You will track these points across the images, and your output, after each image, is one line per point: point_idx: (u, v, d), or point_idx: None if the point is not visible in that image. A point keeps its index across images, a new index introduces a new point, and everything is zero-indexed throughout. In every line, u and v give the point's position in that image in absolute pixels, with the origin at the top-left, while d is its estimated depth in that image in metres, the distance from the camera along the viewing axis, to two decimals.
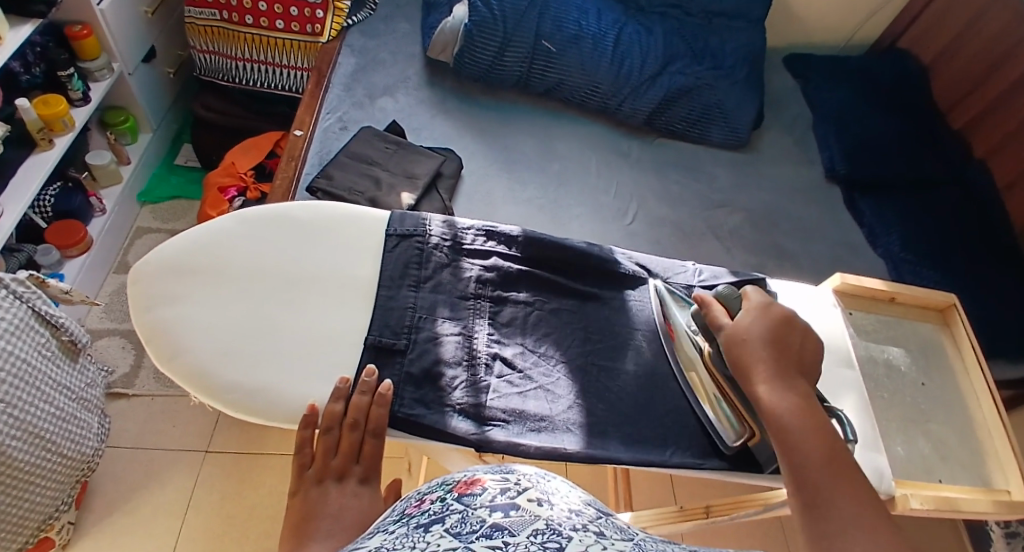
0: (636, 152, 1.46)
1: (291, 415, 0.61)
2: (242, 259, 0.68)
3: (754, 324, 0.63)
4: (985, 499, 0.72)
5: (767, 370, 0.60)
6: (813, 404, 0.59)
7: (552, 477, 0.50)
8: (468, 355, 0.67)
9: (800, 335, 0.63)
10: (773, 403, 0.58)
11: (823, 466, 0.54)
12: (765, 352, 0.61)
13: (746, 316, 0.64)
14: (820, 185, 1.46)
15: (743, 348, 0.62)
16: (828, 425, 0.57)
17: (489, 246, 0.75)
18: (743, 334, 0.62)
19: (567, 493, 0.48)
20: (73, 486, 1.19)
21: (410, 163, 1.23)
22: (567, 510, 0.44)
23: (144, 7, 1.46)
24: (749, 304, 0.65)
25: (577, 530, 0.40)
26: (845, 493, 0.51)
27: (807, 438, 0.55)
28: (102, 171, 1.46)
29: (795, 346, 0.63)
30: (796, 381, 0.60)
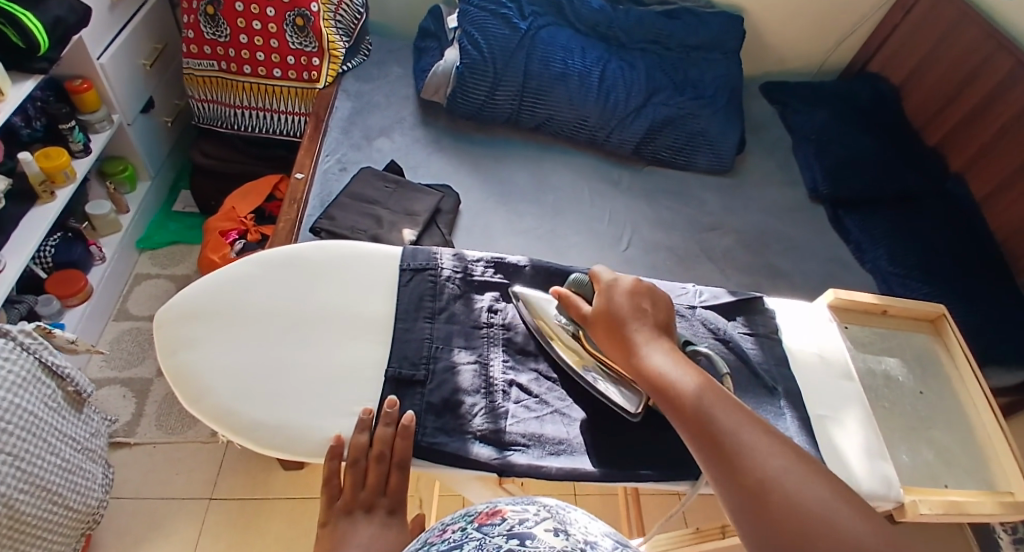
0: (626, 181, 1.50)
1: (316, 449, 0.62)
2: (259, 301, 0.70)
3: (611, 302, 0.67)
4: (990, 502, 0.75)
5: (636, 338, 0.63)
6: (681, 353, 0.63)
7: (574, 508, 0.54)
8: (485, 383, 0.69)
9: (654, 300, 0.67)
10: (650, 364, 0.61)
11: (710, 402, 0.57)
12: (630, 321, 0.65)
13: (602, 297, 0.68)
14: (805, 206, 1.51)
15: (613, 326, 0.65)
16: (701, 369, 0.61)
17: (499, 276, 0.77)
18: (607, 316, 0.66)
19: (587, 523, 0.52)
20: (78, 538, 1.18)
21: (409, 201, 1.26)
22: (582, 541, 0.48)
23: (142, 60, 1.50)
24: (601, 283, 0.69)
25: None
26: (740, 420, 0.55)
27: (689, 383, 0.59)
28: (102, 220, 1.48)
29: (652, 310, 0.66)
30: (664, 340, 0.63)
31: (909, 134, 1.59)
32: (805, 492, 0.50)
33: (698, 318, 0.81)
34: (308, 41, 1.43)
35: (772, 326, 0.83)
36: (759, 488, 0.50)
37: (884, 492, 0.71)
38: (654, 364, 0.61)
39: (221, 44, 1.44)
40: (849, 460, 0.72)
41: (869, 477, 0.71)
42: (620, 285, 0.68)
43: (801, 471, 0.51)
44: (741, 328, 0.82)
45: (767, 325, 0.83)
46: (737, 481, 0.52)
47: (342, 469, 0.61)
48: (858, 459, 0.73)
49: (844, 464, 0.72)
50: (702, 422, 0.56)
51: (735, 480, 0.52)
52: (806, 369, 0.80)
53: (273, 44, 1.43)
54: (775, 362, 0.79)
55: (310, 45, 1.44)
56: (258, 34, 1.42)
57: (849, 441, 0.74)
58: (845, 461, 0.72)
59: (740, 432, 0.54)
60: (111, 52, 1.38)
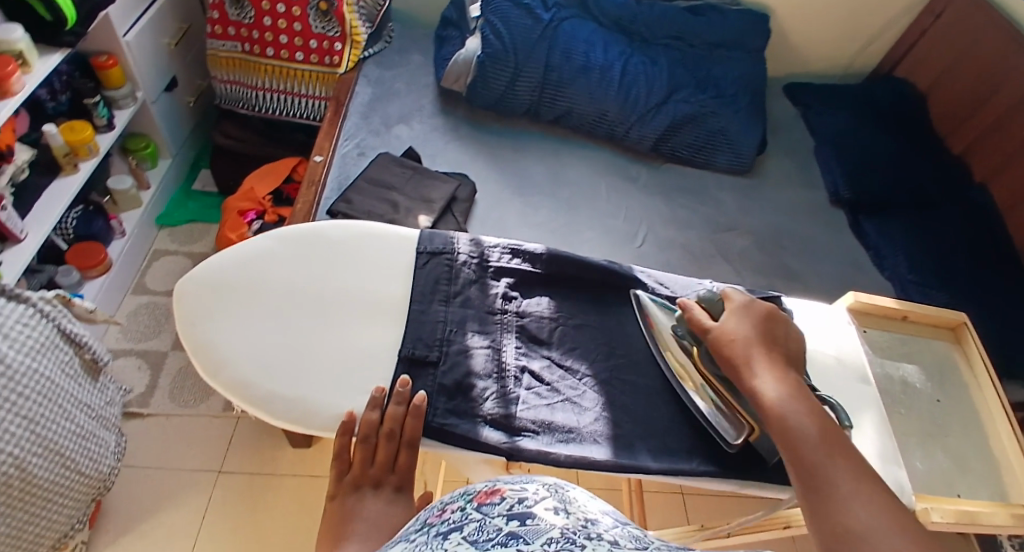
0: (644, 177, 1.50)
1: (329, 426, 0.62)
2: (278, 277, 0.70)
3: (739, 323, 0.65)
4: (1003, 513, 0.74)
5: (759, 362, 0.62)
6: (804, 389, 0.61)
7: (572, 487, 0.54)
8: (497, 367, 0.69)
9: (782, 328, 0.66)
10: (766, 389, 0.60)
11: (820, 446, 0.56)
12: (756, 346, 0.64)
13: (729, 317, 0.66)
14: (825, 209, 1.49)
15: (732, 348, 0.64)
16: (821, 410, 0.59)
17: (515, 263, 0.77)
18: (729, 335, 0.65)
19: (586, 503, 0.52)
20: (88, 503, 1.20)
21: (426, 188, 1.27)
22: (583, 519, 0.48)
23: (167, 39, 1.51)
24: (734, 304, 0.67)
25: (591, 538, 0.45)
26: (848, 472, 0.53)
27: (806, 421, 0.57)
28: (123, 195, 1.49)
29: (778, 336, 0.65)
30: (787, 370, 0.62)
31: (933, 141, 1.57)
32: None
33: None
34: (331, 26, 1.44)
35: None
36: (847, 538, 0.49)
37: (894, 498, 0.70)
38: (772, 390, 0.60)
39: (244, 26, 1.45)
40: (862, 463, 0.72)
41: None
42: (751, 309, 0.67)
43: (906, 536, 0.48)
44: None
45: None
46: (830, 531, 0.50)
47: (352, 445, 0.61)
48: (870, 462, 0.72)
49: None
50: (808, 463, 0.55)
51: (827, 529, 0.51)
52: (824, 370, 0.79)
53: (296, 27, 1.43)
54: None
55: (332, 30, 1.44)
56: (282, 16, 1.42)
57: (863, 444, 0.74)
58: None
59: (849, 485, 0.53)
60: (137, 30, 1.39)
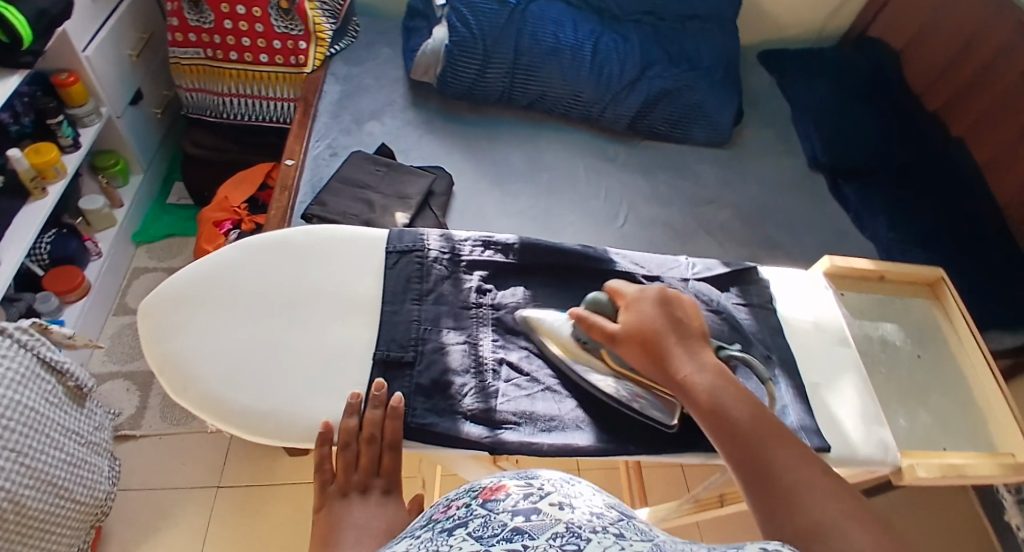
0: (622, 156, 1.49)
1: (306, 434, 0.62)
2: (246, 288, 0.69)
3: (640, 319, 0.64)
4: (989, 463, 0.74)
5: (675, 355, 0.61)
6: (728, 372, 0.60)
7: (577, 482, 0.54)
8: (475, 362, 0.68)
9: (687, 312, 0.65)
10: (695, 383, 0.59)
11: (760, 435, 0.55)
12: (666, 336, 0.62)
13: (629, 315, 0.65)
14: (805, 175, 1.49)
15: (645, 349, 0.62)
16: (747, 392, 0.58)
17: (487, 255, 0.77)
18: (636, 335, 0.63)
19: (590, 496, 0.52)
20: (88, 530, 1.19)
21: (401, 184, 1.26)
22: (589, 513, 0.47)
23: (128, 51, 1.48)
24: (628, 298, 0.66)
25: (598, 532, 0.44)
26: (791, 458, 0.52)
27: (737, 410, 0.57)
28: (97, 215, 1.47)
29: (686, 319, 0.64)
30: (706, 354, 0.61)
31: (909, 99, 1.56)
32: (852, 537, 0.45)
33: (692, 291, 0.80)
34: (294, 25, 1.41)
35: (767, 296, 0.81)
36: (804, 528, 0.47)
37: (879, 457, 0.70)
38: (698, 383, 0.59)
39: (205, 32, 1.42)
40: (845, 426, 0.72)
41: (865, 444, 0.71)
42: (647, 300, 0.65)
43: (853, 516, 0.47)
44: (734, 299, 0.81)
45: (762, 295, 0.81)
46: (784, 523, 0.48)
47: (333, 453, 0.61)
48: (854, 424, 0.72)
49: (839, 430, 0.71)
50: (749, 453, 0.54)
51: (781, 520, 0.49)
52: (801, 337, 0.79)
53: (258, 29, 1.41)
54: (769, 332, 0.78)
55: (295, 29, 1.41)
56: (242, 19, 1.40)
57: (845, 408, 0.74)
58: (840, 427, 0.72)
59: (795, 471, 0.52)
60: (96, 44, 1.37)
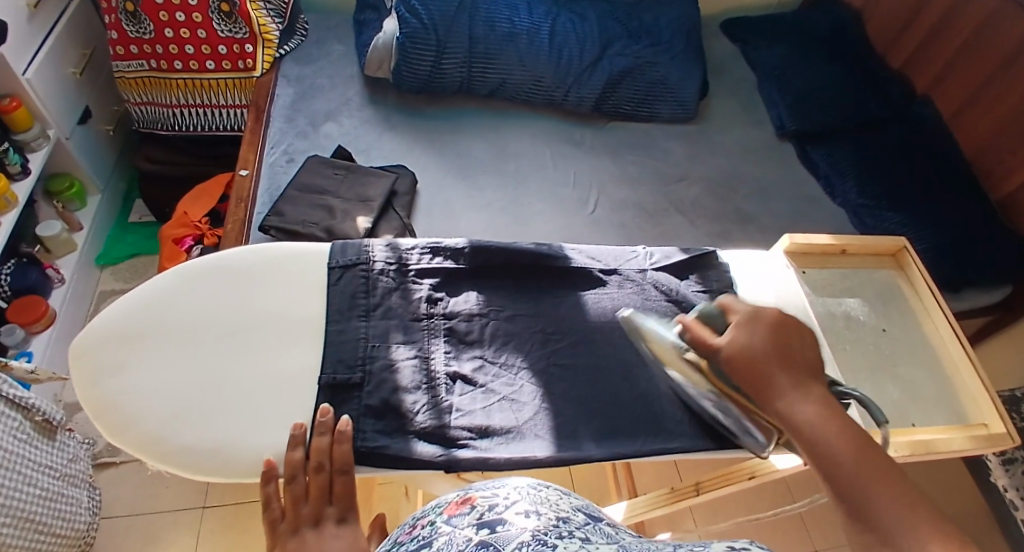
0: (589, 140, 1.46)
1: (249, 467, 0.60)
2: (180, 320, 0.66)
3: (750, 338, 0.61)
4: (960, 437, 0.72)
5: (781, 382, 0.58)
6: (835, 405, 0.57)
7: (545, 486, 0.56)
8: (426, 377, 0.65)
9: (797, 340, 0.62)
10: (795, 415, 0.56)
11: (858, 471, 0.51)
12: (771, 365, 0.59)
13: (740, 332, 0.62)
14: (774, 145, 1.47)
15: (748, 366, 0.60)
16: (853, 424, 0.55)
17: (436, 263, 0.74)
18: (741, 354, 0.61)
19: (557, 501, 0.53)
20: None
21: (362, 186, 1.22)
22: (553, 519, 0.49)
23: (71, 69, 1.44)
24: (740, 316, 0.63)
25: (563, 538, 0.46)
26: (891, 500, 0.49)
27: (836, 445, 0.53)
28: (55, 242, 1.44)
29: (795, 349, 0.61)
30: (815, 389, 0.58)
31: (873, 59, 1.54)
32: None
33: (650, 283, 0.78)
34: (237, 28, 1.37)
35: (727, 280, 0.80)
36: None
37: None
38: (798, 413, 0.56)
39: (146, 42, 1.37)
40: None
41: None
42: (762, 319, 0.63)
43: None
44: (694, 285, 0.79)
45: (721, 279, 0.80)
46: None
47: (280, 488, 0.59)
48: None
49: None
50: (845, 486, 0.51)
51: None
52: None
53: (201, 35, 1.37)
54: None
55: (240, 32, 1.37)
56: (183, 25, 1.36)
57: None
58: None
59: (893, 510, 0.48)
60: (36, 65, 1.33)
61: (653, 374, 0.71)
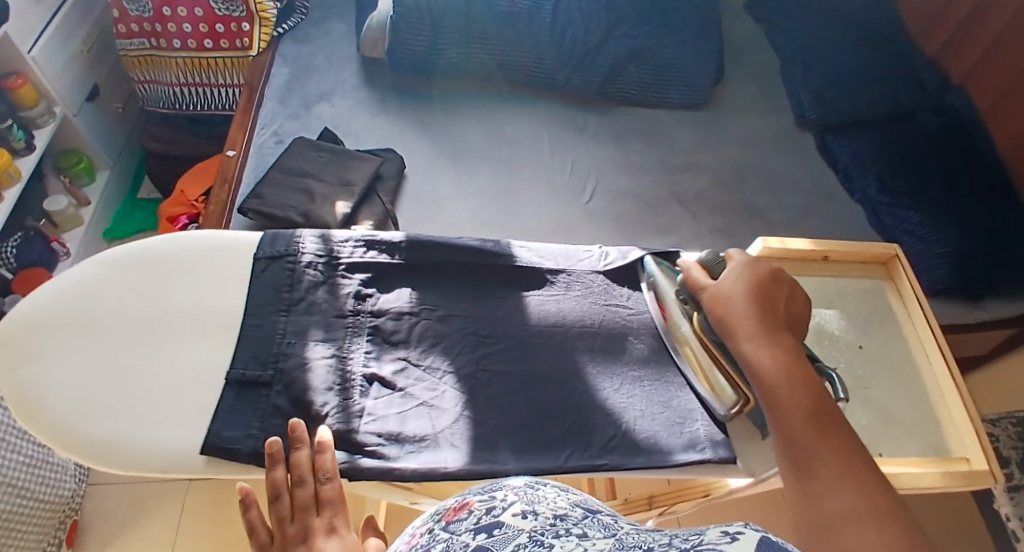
0: (592, 125, 1.38)
1: (151, 468, 0.59)
2: (105, 309, 0.65)
3: (734, 283, 0.64)
4: (934, 473, 0.68)
5: (756, 326, 0.60)
6: (802, 357, 0.58)
7: (544, 484, 0.49)
8: (341, 378, 0.64)
9: (784, 292, 0.64)
10: (760, 358, 0.58)
11: (808, 420, 0.52)
12: (751, 307, 0.62)
13: (729, 278, 0.65)
14: (790, 136, 1.37)
15: (726, 307, 0.63)
16: (814, 378, 0.56)
17: (369, 256, 0.72)
18: (723, 296, 0.63)
19: (555, 498, 0.47)
20: (57, 527, 1.21)
21: (346, 170, 1.18)
22: (551, 516, 0.43)
23: (79, 48, 1.46)
24: (733, 263, 0.66)
25: (561, 537, 0.39)
26: (832, 452, 0.50)
27: (793, 392, 0.55)
28: (62, 216, 1.47)
29: (780, 298, 0.63)
30: (786, 337, 0.59)
31: (908, 44, 1.42)
32: (860, 537, 0.43)
33: (601, 284, 0.75)
34: (235, 6, 1.37)
35: None
36: (824, 517, 0.45)
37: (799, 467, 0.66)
38: (763, 355, 0.58)
39: (146, 20, 1.37)
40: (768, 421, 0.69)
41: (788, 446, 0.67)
42: (753, 269, 0.65)
43: (879, 519, 0.44)
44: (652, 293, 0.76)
45: None
46: (803, 512, 0.47)
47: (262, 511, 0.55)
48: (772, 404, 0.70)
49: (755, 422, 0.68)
50: (793, 433, 0.52)
51: (802, 505, 0.47)
52: None
53: (198, 13, 1.37)
54: None
55: (237, 10, 1.37)
56: (181, 3, 1.36)
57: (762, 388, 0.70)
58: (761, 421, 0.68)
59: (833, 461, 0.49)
60: (42, 43, 1.34)
61: (590, 385, 0.68)
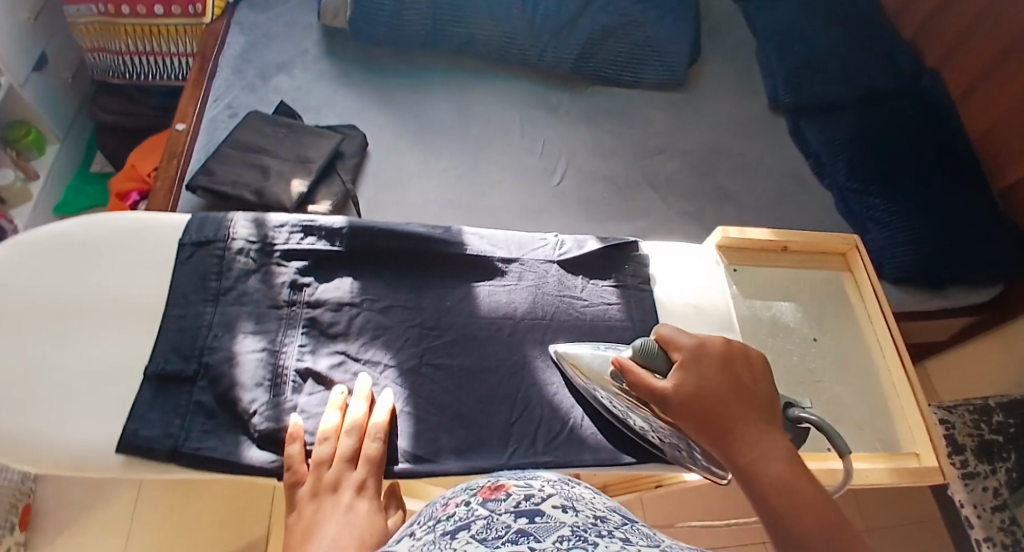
0: (564, 105, 1.33)
1: (57, 462, 0.59)
2: (18, 295, 0.65)
3: (700, 377, 0.56)
4: (881, 469, 0.69)
5: (739, 431, 0.53)
6: (796, 456, 0.52)
7: (575, 483, 0.43)
8: (272, 373, 0.64)
9: (747, 374, 0.57)
10: (761, 472, 0.50)
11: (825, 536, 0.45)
12: (730, 407, 0.54)
13: (688, 370, 0.57)
14: (766, 119, 1.33)
15: (698, 407, 0.55)
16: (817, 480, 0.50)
17: (307, 244, 0.71)
18: (694, 396, 0.55)
19: (592, 500, 0.41)
20: (9, 511, 1.13)
21: (304, 146, 1.11)
22: (592, 514, 0.37)
23: (26, 13, 1.38)
24: (682, 351, 0.58)
25: (604, 538, 0.33)
26: None
27: (795, 503, 0.48)
28: (9, 191, 1.40)
29: (748, 383, 0.57)
30: (774, 437, 0.53)
31: (887, 27, 1.38)
32: None
33: (554, 275, 0.76)
34: None
35: (643, 276, 0.77)
36: None
37: None
38: (758, 469, 0.50)
39: None
40: None
41: None
42: (709, 352, 0.58)
43: None
44: (605, 283, 0.76)
45: (638, 274, 0.77)
46: None
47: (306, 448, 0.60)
48: None
49: None
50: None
51: None
52: (680, 323, 0.75)
53: None
54: (642, 318, 0.74)
55: None
56: None
57: None
58: None
59: None
60: None
61: (537, 380, 0.69)
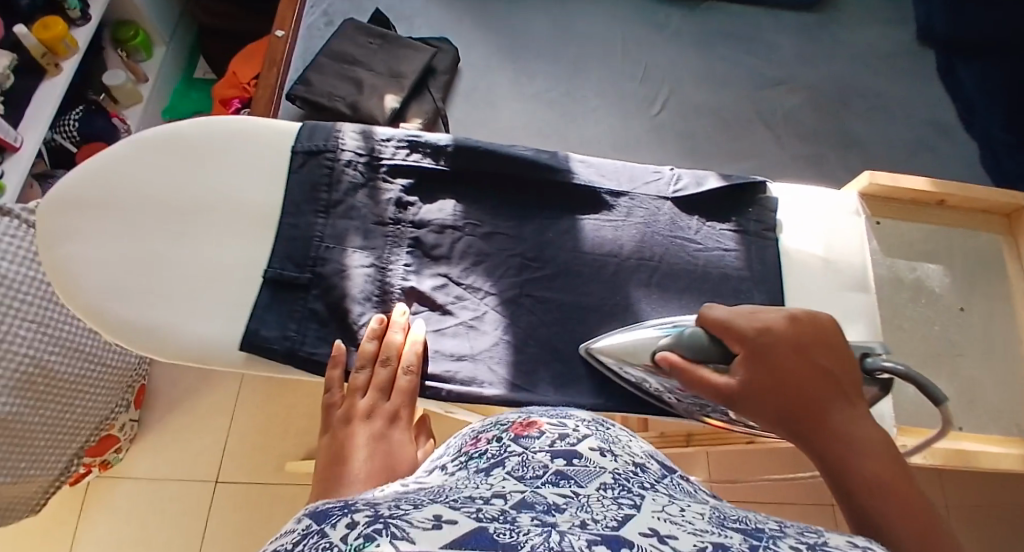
0: (680, 22, 1.21)
1: (183, 353, 0.62)
2: (140, 190, 0.66)
3: (764, 364, 0.52)
4: (1013, 456, 0.68)
5: (821, 423, 0.49)
6: (889, 446, 0.47)
7: (611, 425, 0.45)
8: (380, 290, 0.65)
9: (827, 356, 0.52)
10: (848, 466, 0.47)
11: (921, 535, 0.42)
12: (806, 394, 0.50)
13: (748, 360, 0.53)
14: (907, 50, 1.18)
15: (772, 398, 0.51)
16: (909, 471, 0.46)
17: (412, 160, 0.69)
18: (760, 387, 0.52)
19: (628, 443, 0.43)
20: (127, 390, 1.16)
21: (397, 60, 1.07)
22: (631, 464, 0.38)
23: None
24: (740, 335, 0.54)
25: (644, 488, 0.35)
26: None
27: (882, 498, 0.44)
28: (120, 91, 1.44)
29: (829, 366, 0.52)
30: (860, 425, 0.49)
31: None
32: None
33: (666, 213, 0.71)
34: None
35: (768, 222, 0.72)
36: None
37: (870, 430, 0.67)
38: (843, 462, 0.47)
39: None
40: None
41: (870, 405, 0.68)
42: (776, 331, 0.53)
43: None
44: (724, 226, 0.71)
45: (762, 220, 0.72)
46: None
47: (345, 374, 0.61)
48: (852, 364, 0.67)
49: None
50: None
51: None
52: (805, 274, 0.70)
53: None
54: (759, 266, 0.70)
55: None
56: None
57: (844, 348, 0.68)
58: None
59: None
60: None
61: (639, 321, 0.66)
